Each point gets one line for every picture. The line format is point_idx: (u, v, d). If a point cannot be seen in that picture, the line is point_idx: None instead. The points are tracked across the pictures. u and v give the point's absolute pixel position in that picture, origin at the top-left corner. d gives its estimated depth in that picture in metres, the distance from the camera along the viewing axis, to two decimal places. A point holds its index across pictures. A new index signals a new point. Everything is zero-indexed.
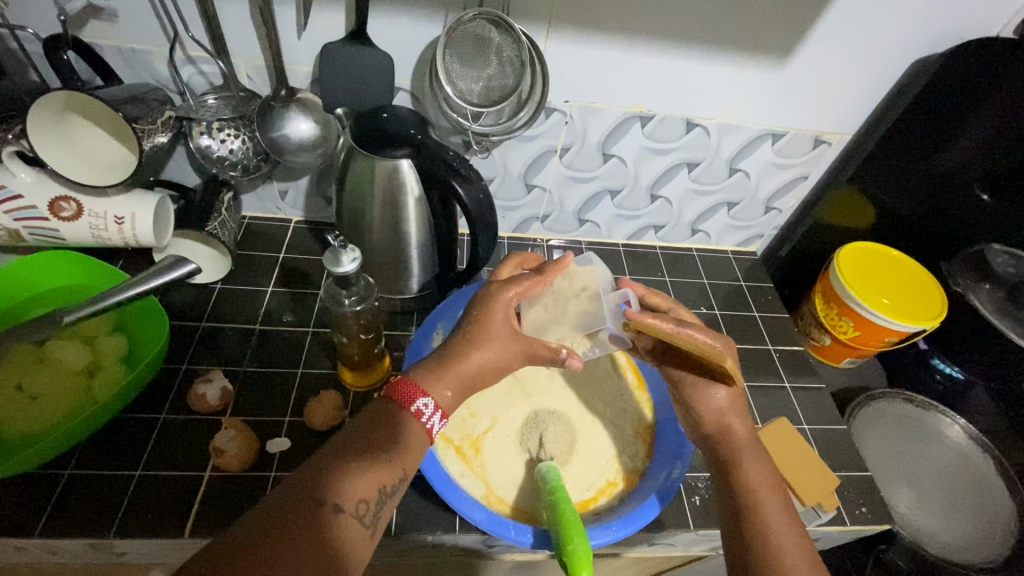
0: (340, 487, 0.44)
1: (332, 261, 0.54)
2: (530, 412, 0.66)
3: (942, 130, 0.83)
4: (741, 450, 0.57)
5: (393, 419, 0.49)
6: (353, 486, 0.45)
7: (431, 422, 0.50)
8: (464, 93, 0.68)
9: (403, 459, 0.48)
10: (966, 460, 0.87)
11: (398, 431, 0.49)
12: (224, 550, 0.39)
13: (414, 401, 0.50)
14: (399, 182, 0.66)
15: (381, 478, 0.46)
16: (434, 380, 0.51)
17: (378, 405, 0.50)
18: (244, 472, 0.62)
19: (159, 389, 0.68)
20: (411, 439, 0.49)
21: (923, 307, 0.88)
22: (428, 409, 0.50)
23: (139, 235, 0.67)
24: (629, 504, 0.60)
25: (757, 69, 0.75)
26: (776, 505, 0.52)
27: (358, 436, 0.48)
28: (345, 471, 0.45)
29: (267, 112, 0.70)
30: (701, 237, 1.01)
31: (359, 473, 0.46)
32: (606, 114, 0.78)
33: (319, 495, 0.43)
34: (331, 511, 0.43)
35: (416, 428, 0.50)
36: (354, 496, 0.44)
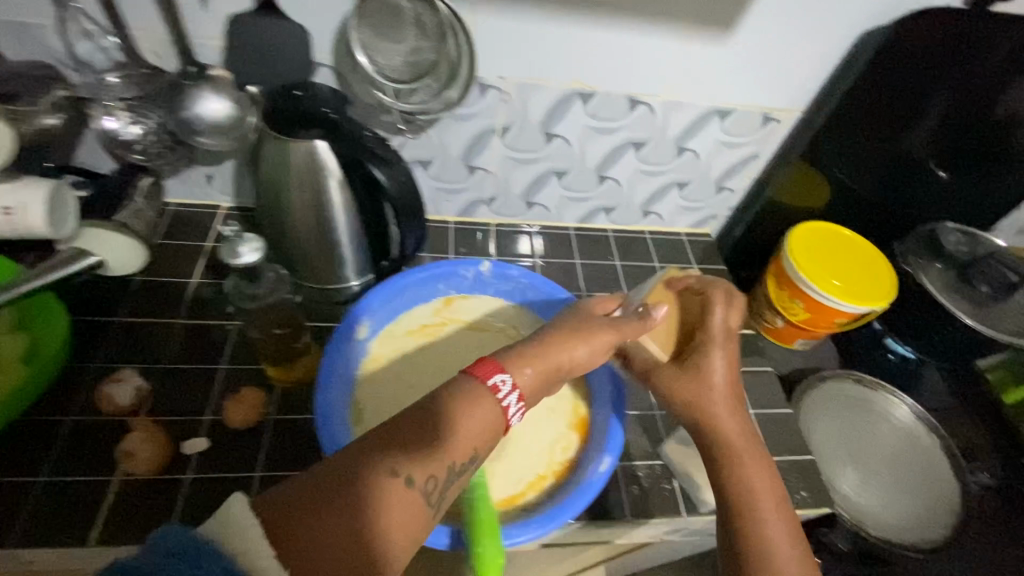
0: (410, 461, 0.43)
1: (229, 253, 0.51)
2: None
3: (890, 107, 0.82)
4: (734, 452, 0.55)
5: (459, 389, 0.48)
6: (413, 462, 0.43)
7: (506, 400, 0.50)
8: (384, 68, 0.64)
9: (473, 436, 0.47)
10: (912, 439, 0.88)
11: (468, 407, 0.47)
12: (280, 512, 0.37)
13: (493, 375, 0.50)
14: (318, 164, 0.60)
15: (449, 457, 0.45)
16: (516, 362, 0.53)
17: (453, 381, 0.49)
18: (158, 475, 0.59)
19: (68, 389, 0.64)
20: (482, 414, 0.47)
21: (873, 288, 0.88)
22: (505, 386, 0.50)
23: (30, 228, 0.61)
24: (556, 499, 0.58)
25: (699, 43, 0.71)
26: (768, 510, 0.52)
27: (428, 410, 0.47)
28: (416, 446, 0.44)
29: (177, 90, 0.64)
30: (654, 219, 0.98)
31: (430, 450, 0.44)
32: (546, 91, 0.74)
33: (382, 467, 0.42)
34: (397, 484, 0.41)
35: (485, 402, 0.48)
36: (423, 471, 0.43)
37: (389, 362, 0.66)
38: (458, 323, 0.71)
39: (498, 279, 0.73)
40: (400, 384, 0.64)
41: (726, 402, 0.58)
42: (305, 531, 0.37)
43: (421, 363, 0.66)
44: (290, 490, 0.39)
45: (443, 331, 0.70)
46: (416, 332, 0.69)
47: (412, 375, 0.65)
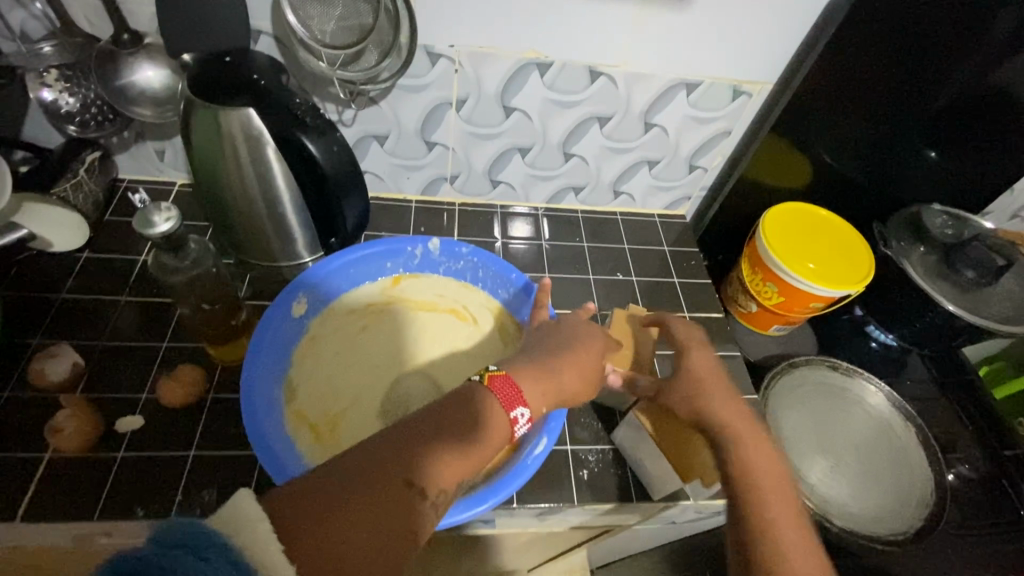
0: (428, 469, 0.41)
1: (143, 223, 0.49)
2: (394, 387, 0.61)
3: (884, 79, 0.77)
4: (746, 447, 0.55)
5: (481, 411, 0.46)
6: (438, 469, 0.41)
7: (518, 432, 0.49)
8: (319, 34, 0.61)
9: (486, 455, 0.46)
10: (886, 428, 0.85)
11: (493, 423, 0.47)
12: (299, 506, 0.35)
13: (515, 407, 0.48)
14: (253, 133, 0.57)
15: (463, 469, 0.43)
16: (532, 394, 0.51)
17: (472, 392, 0.48)
18: (88, 453, 0.58)
19: (4, 365, 0.63)
20: (499, 435, 0.47)
21: (849, 271, 0.84)
22: (522, 419, 0.49)
23: None
24: (488, 482, 0.56)
25: (656, 9, 0.68)
26: (781, 500, 0.51)
27: (445, 417, 0.45)
28: (434, 451, 0.42)
29: (108, 60, 0.62)
30: (626, 200, 0.95)
31: (451, 460, 0.42)
32: (499, 61, 0.71)
33: (401, 474, 0.39)
34: (416, 493, 0.39)
35: (503, 429, 0.47)
36: (439, 483, 0.41)
37: (328, 341, 0.64)
38: (405, 304, 0.69)
39: (448, 258, 0.71)
40: (337, 364, 0.62)
41: (731, 398, 0.60)
42: (322, 531, 0.34)
43: (361, 343, 0.65)
44: (310, 482, 0.36)
45: (387, 312, 0.68)
46: (359, 312, 0.67)
47: (350, 355, 0.63)
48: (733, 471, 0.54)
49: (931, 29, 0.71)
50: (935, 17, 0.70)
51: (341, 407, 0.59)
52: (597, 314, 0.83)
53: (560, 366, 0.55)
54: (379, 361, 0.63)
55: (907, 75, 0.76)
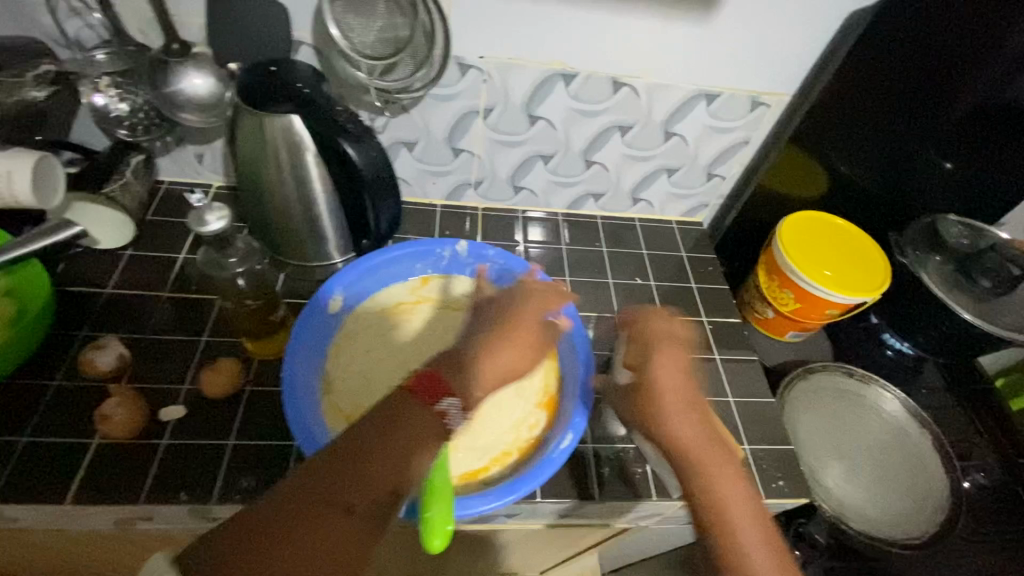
0: (351, 490, 0.45)
1: (197, 221, 0.52)
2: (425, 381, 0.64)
3: (898, 92, 0.78)
4: (707, 465, 0.53)
5: (404, 419, 0.49)
6: (358, 486, 0.45)
7: (455, 423, 0.50)
8: (358, 46, 0.64)
9: (419, 458, 0.48)
10: (902, 434, 0.86)
11: (422, 426, 0.49)
12: (216, 553, 0.40)
13: (438, 399, 0.50)
14: (296, 141, 0.62)
15: (394, 478, 0.46)
16: (463, 378, 0.53)
17: (392, 402, 0.50)
18: (133, 440, 0.61)
19: (54, 355, 0.66)
20: (427, 434, 0.48)
21: (864, 278, 0.86)
22: (452, 409, 0.50)
23: (20, 196, 0.60)
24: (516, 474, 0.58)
25: (681, 23, 0.71)
26: (745, 518, 0.49)
27: (370, 433, 0.48)
28: (358, 471, 0.45)
29: (158, 68, 0.65)
30: (644, 206, 0.97)
31: (372, 475, 0.46)
32: (526, 71, 0.74)
33: (327, 498, 0.44)
34: (339, 513, 0.43)
35: (434, 424, 0.49)
36: (365, 497, 0.45)
37: (361, 337, 0.66)
38: (434, 302, 0.71)
39: (475, 260, 0.73)
40: (369, 359, 0.65)
41: (681, 406, 0.57)
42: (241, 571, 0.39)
43: (392, 339, 0.67)
44: (228, 528, 0.41)
45: (418, 310, 0.70)
46: (391, 309, 0.70)
47: (383, 349, 0.66)
48: (702, 508, 0.51)
49: (946, 44, 0.72)
50: (952, 32, 0.71)
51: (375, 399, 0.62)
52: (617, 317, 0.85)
53: (494, 347, 0.56)
54: (410, 356, 0.66)
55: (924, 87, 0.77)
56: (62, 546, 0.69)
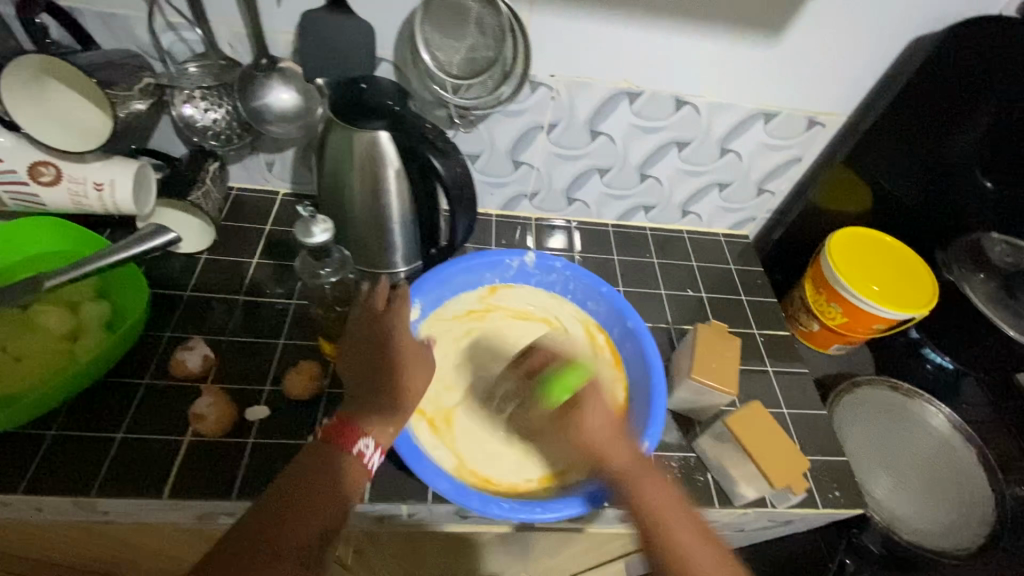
0: (282, 533, 0.46)
1: (303, 232, 0.55)
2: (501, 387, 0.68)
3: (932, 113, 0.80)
4: (628, 470, 0.53)
5: (329, 464, 0.51)
6: (292, 527, 0.46)
7: (371, 460, 0.53)
8: (445, 64, 0.69)
9: (340, 499, 0.50)
10: (948, 448, 0.88)
11: (340, 470, 0.51)
12: None
13: (356, 442, 0.52)
14: (379, 155, 0.64)
15: (326, 518, 0.48)
16: (378, 419, 0.54)
17: (314, 453, 0.51)
18: (223, 438, 0.64)
19: (143, 355, 0.69)
20: (349, 482, 0.51)
21: (914, 294, 0.88)
22: (369, 449, 0.53)
23: (120, 204, 0.64)
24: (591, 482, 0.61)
25: (748, 45, 0.73)
26: (676, 521, 0.50)
27: (294, 481, 0.49)
28: (282, 518, 0.46)
29: (248, 82, 0.68)
30: (692, 219, 0.99)
31: (297, 520, 0.47)
32: (595, 89, 0.77)
33: (259, 546, 0.44)
34: (271, 560, 0.44)
35: (356, 469, 0.52)
36: (297, 541, 0.46)
37: (439, 345, 0.71)
38: (505, 312, 0.75)
39: (542, 271, 0.77)
40: (447, 367, 0.69)
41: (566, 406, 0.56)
42: None
43: (468, 346, 0.71)
44: None
45: (490, 319, 0.74)
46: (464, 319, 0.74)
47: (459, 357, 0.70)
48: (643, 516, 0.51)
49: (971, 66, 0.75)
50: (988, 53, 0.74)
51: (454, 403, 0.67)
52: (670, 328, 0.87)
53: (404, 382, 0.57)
54: (486, 363, 0.70)
55: (963, 103, 0.78)
56: (141, 542, 0.72)
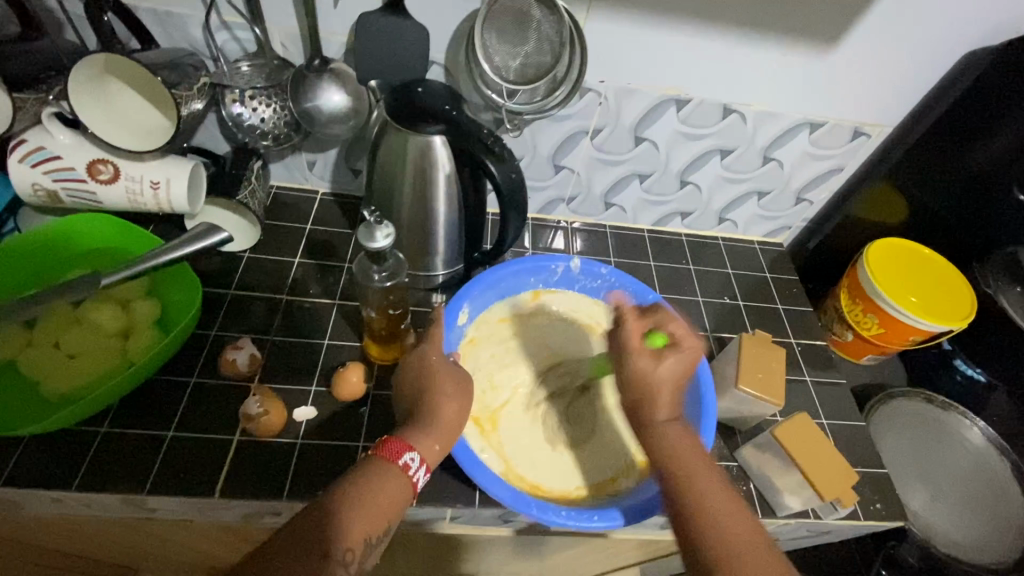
0: (335, 538, 0.46)
1: (367, 236, 0.56)
2: (546, 391, 0.70)
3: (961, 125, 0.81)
4: (674, 449, 0.54)
5: (377, 476, 0.51)
6: (340, 537, 0.46)
7: (416, 476, 0.53)
8: (500, 69, 0.69)
9: (387, 511, 0.50)
10: (982, 462, 0.87)
11: (386, 484, 0.51)
12: None
13: (402, 455, 0.53)
14: (431, 159, 0.65)
15: (369, 530, 0.48)
16: (424, 436, 0.56)
17: (360, 468, 0.51)
18: (273, 438, 0.64)
19: (190, 354, 0.69)
20: (395, 494, 0.51)
21: (950, 307, 0.86)
22: (415, 462, 0.53)
23: (174, 201, 0.67)
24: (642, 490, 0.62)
25: (800, 55, 0.74)
26: (728, 508, 0.50)
27: (342, 491, 0.49)
28: (336, 524, 0.47)
29: (301, 82, 0.68)
30: (728, 226, 0.99)
31: (349, 526, 0.47)
32: (643, 96, 0.77)
33: (317, 550, 0.44)
34: (328, 563, 0.44)
35: (401, 482, 0.52)
36: (348, 547, 0.46)
37: (485, 349, 0.72)
38: (548, 317, 0.77)
39: (586, 277, 0.78)
40: (494, 370, 0.71)
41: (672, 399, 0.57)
42: None
43: (513, 351, 0.73)
44: None
45: (534, 324, 0.76)
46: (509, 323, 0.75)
47: (505, 361, 0.72)
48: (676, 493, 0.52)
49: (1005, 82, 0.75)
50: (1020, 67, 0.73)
51: (500, 407, 0.68)
52: (708, 336, 0.86)
53: (441, 402, 0.58)
54: (531, 368, 0.72)
55: (990, 114, 0.79)
56: (179, 542, 0.71)
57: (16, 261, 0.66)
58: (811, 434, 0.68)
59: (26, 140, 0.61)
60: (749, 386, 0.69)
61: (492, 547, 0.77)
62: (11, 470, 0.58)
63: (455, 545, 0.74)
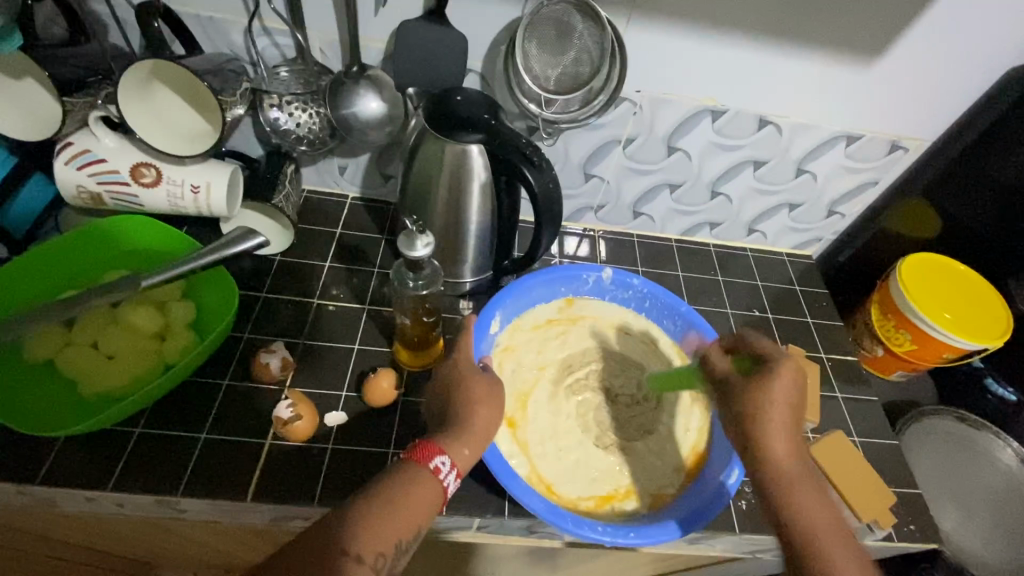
0: (361, 537, 0.45)
1: (407, 244, 0.59)
2: (580, 395, 0.69)
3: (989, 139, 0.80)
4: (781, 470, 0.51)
5: (407, 479, 0.50)
6: (368, 539, 0.46)
7: (447, 481, 0.52)
8: (539, 78, 0.69)
9: (415, 516, 0.49)
10: (1017, 485, 0.85)
11: (416, 488, 0.50)
12: None
13: (432, 459, 0.52)
14: (467, 166, 0.65)
15: (398, 534, 0.47)
16: (454, 441, 0.55)
17: (395, 469, 0.51)
18: (305, 443, 0.64)
19: (223, 356, 0.70)
20: (424, 499, 0.50)
21: (987, 325, 0.83)
22: (445, 467, 0.52)
23: (212, 205, 0.68)
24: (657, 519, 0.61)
25: (839, 68, 0.74)
26: (837, 537, 0.47)
27: (373, 491, 0.49)
28: (364, 522, 0.46)
29: (339, 87, 0.68)
30: (758, 237, 0.97)
31: (377, 526, 0.46)
32: (679, 106, 0.77)
33: (340, 545, 0.44)
34: (349, 561, 0.44)
35: (430, 488, 0.50)
36: (374, 547, 0.45)
37: (520, 350, 0.72)
38: (584, 323, 0.77)
39: (618, 287, 0.78)
40: (526, 372, 0.71)
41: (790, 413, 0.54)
42: None
43: (548, 355, 0.73)
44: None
45: (570, 329, 0.76)
46: (544, 327, 0.75)
47: (540, 363, 0.72)
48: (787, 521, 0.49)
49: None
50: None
51: (531, 407, 0.68)
52: None
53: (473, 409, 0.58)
54: (565, 371, 0.71)
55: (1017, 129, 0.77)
56: (202, 545, 0.71)
57: (57, 261, 0.67)
58: (848, 452, 0.67)
59: (72, 143, 0.63)
60: None
61: (516, 557, 0.76)
62: (49, 469, 0.59)
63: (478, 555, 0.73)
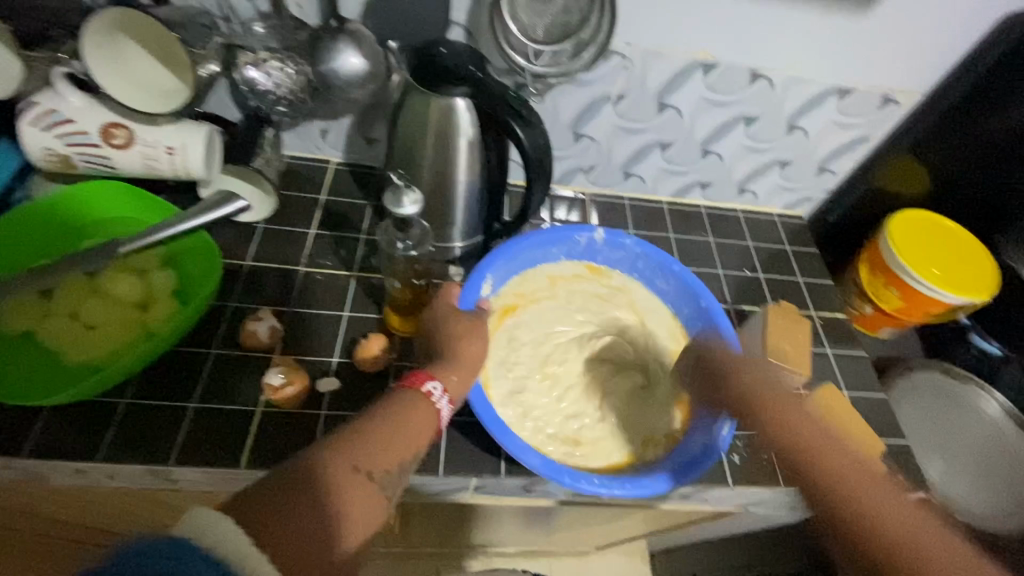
0: (369, 454, 0.46)
1: (394, 202, 0.57)
2: (588, 356, 0.70)
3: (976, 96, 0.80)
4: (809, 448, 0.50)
5: (406, 405, 0.51)
6: (372, 456, 0.46)
7: (439, 404, 0.53)
8: (527, 29, 0.67)
9: (417, 436, 0.50)
10: (1000, 435, 0.87)
11: (413, 409, 0.51)
12: (255, 501, 0.39)
13: (424, 383, 0.53)
14: (454, 122, 0.62)
15: (402, 451, 0.48)
16: (441, 369, 0.56)
17: (391, 396, 0.52)
18: (298, 409, 0.63)
19: (209, 326, 0.68)
20: (424, 421, 0.51)
21: (974, 279, 0.83)
22: (437, 391, 0.53)
23: (190, 167, 0.65)
24: (657, 470, 0.62)
25: (832, 16, 0.72)
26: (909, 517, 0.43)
27: (376, 415, 0.49)
28: (372, 440, 0.47)
29: (317, 43, 0.65)
30: (749, 198, 0.96)
31: (384, 445, 0.47)
32: (669, 60, 0.75)
33: (349, 461, 0.44)
34: (361, 477, 0.44)
35: (427, 410, 0.52)
36: (382, 464, 0.46)
37: (509, 312, 0.73)
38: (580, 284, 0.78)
39: (610, 247, 0.78)
40: (518, 335, 0.71)
41: (797, 406, 0.54)
42: (274, 520, 0.38)
43: (536, 314, 0.74)
44: (259, 483, 0.40)
45: (586, 292, 0.77)
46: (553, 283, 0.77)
47: (549, 320, 0.73)
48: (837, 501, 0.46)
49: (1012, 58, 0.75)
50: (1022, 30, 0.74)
51: (533, 364, 0.69)
52: (728, 309, 0.85)
53: (467, 351, 0.58)
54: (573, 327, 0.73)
55: (997, 89, 0.78)
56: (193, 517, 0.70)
57: (32, 231, 0.65)
58: (835, 399, 0.68)
59: (36, 103, 0.60)
60: (776, 355, 0.69)
61: (513, 518, 0.77)
62: (33, 441, 0.58)
63: (475, 516, 0.74)
